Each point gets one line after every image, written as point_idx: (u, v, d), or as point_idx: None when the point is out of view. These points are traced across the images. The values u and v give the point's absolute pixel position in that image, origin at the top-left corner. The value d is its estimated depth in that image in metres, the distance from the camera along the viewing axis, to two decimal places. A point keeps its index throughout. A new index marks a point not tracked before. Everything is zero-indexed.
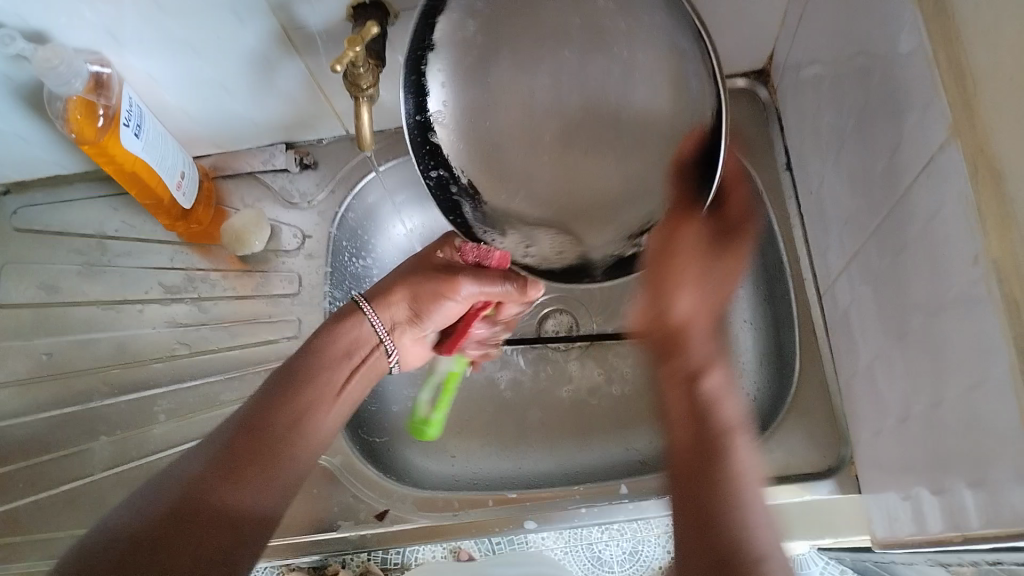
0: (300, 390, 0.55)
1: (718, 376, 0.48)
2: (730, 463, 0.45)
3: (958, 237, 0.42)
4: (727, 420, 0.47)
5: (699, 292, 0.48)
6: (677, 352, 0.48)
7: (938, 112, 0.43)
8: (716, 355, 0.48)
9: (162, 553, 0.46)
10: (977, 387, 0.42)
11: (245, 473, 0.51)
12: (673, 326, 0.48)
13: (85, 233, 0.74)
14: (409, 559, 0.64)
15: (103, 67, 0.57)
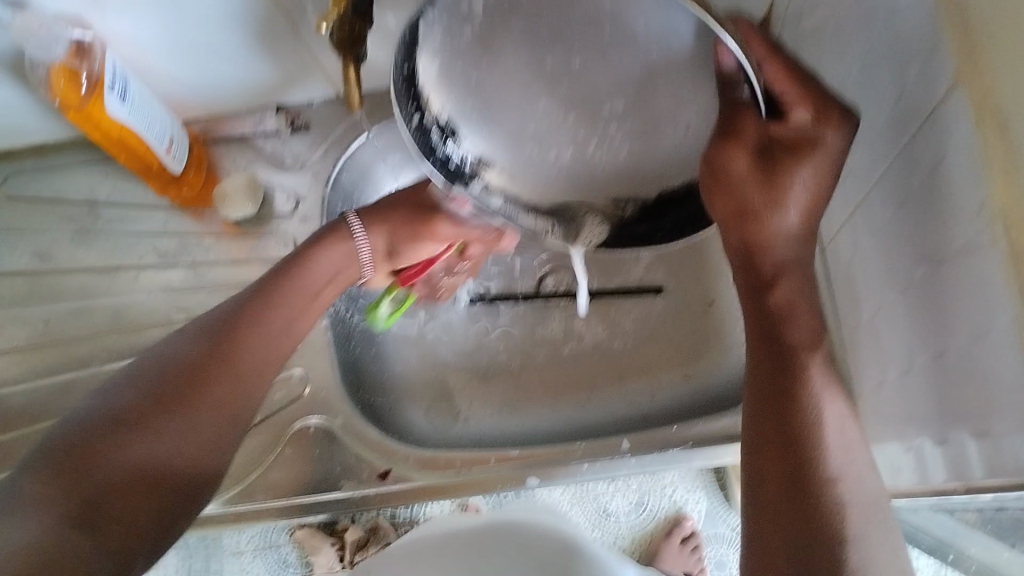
0: (260, 319, 0.54)
1: (787, 289, 0.49)
2: (808, 384, 0.47)
3: (964, 189, 0.41)
4: (805, 329, 0.49)
5: (784, 202, 0.47)
6: (762, 253, 0.49)
7: (944, 61, 0.41)
8: (796, 256, 0.49)
9: (114, 504, 0.44)
10: (982, 340, 0.42)
11: (195, 409, 0.49)
12: (751, 235, 0.49)
13: (77, 199, 0.73)
14: (417, 514, 0.80)
15: (84, 30, 0.56)
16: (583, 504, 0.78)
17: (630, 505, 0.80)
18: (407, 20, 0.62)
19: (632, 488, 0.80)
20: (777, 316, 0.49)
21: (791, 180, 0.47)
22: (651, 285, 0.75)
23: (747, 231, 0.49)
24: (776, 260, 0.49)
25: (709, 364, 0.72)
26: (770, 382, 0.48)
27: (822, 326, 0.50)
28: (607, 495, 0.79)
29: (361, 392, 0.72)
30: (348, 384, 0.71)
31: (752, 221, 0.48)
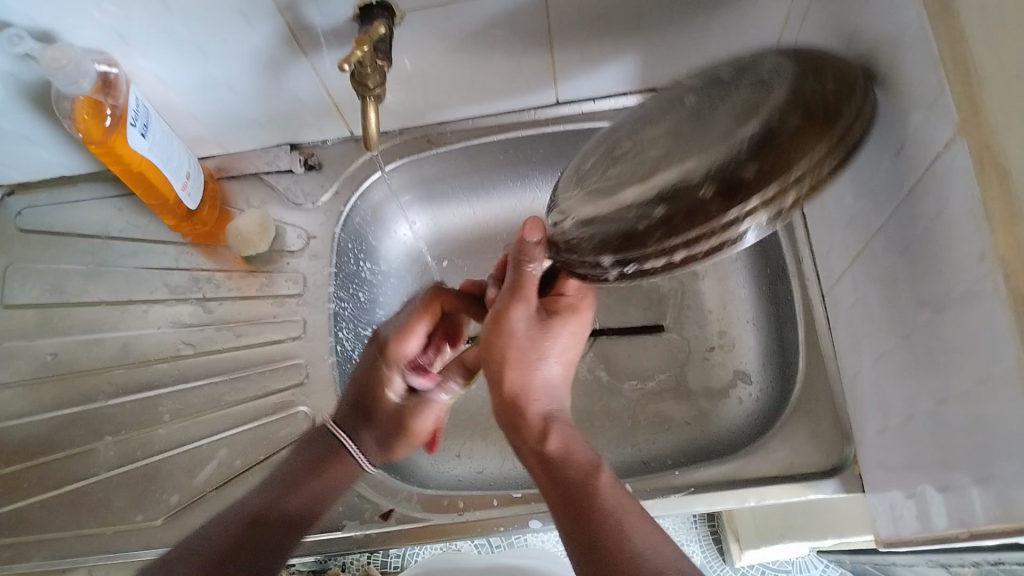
0: (284, 497, 0.58)
1: (557, 437, 0.54)
2: (600, 502, 0.49)
3: (965, 233, 0.42)
4: (588, 462, 0.52)
5: (527, 350, 0.56)
6: (537, 402, 0.56)
7: (944, 111, 0.43)
8: (552, 419, 0.55)
9: None
10: (983, 384, 0.42)
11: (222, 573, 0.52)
12: (519, 376, 0.56)
13: (90, 233, 0.74)
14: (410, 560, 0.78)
15: (110, 67, 0.58)
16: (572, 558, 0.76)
17: None
18: (422, 66, 0.64)
19: None
20: (553, 459, 0.52)
21: (553, 348, 0.56)
22: (653, 322, 0.77)
23: (484, 342, 0.57)
24: (542, 411, 0.56)
25: (711, 411, 0.72)
26: (567, 514, 0.49)
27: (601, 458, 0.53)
28: None
29: None
30: None
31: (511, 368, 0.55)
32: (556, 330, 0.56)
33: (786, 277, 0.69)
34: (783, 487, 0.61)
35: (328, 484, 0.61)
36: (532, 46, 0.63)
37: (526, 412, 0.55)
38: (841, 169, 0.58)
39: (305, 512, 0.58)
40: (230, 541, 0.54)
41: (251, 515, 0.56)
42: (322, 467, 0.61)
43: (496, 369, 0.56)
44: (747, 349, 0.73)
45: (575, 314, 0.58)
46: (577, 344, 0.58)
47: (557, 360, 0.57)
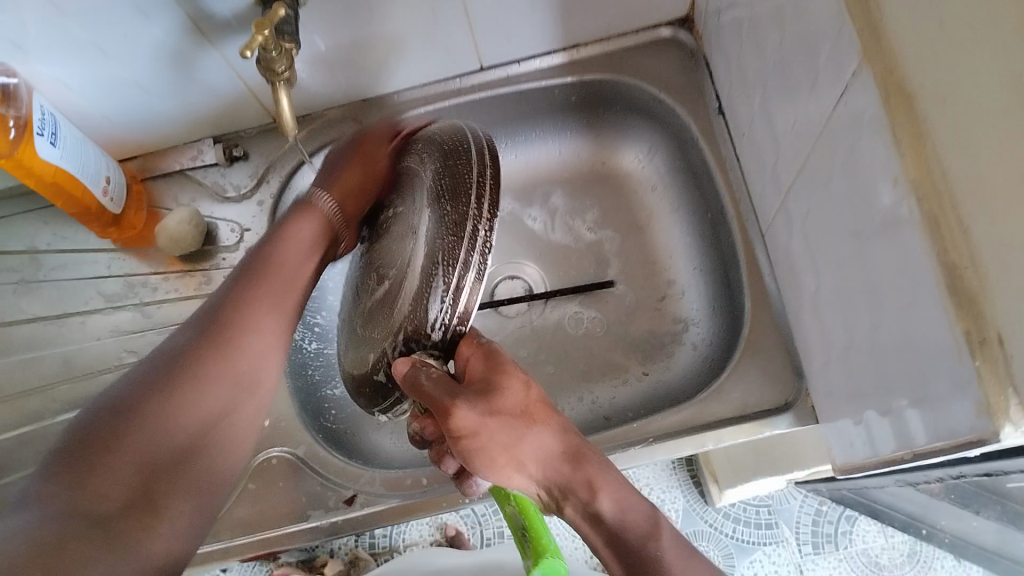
0: (262, 283, 0.52)
1: (609, 495, 0.44)
2: (652, 539, 0.44)
3: (879, 161, 0.42)
4: (646, 517, 0.45)
5: (496, 442, 0.45)
6: (551, 478, 0.45)
7: (849, 39, 0.43)
8: (598, 480, 0.45)
9: (116, 455, 0.41)
10: (910, 308, 0.43)
11: (200, 377, 0.46)
12: (515, 463, 0.45)
13: (16, 249, 0.72)
14: (396, 541, 0.85)
15: (9, 76, 0.56)
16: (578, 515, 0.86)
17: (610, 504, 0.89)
18: (335, 43, 0.63)
19: None
20: (607, 522, 0.44)
21: (524, 392, 0.47)
22: (603, 279, 0.76)
23: (461, 456, 0.46)
24: (558, 480, 0.45)
25: (665, 361, 0.72)
26: (625, 559, 0.43)
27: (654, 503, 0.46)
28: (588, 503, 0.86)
29: (321, 418, 0.71)
30: (307, 413, 0.70)
31: (525, 426, 0.46)
32: (504, 399, 0.46)
33: (725, 221, 0.69)
34: (740, 427, 0.61)
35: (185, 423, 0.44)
36: (445, 12, 0.62)
37: (554, 473, 0.45)
38: (764, 107, 0.58)
39: (172, 456, 0.43)
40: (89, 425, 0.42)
41: (109, 404, 0.43)
42: (224, 336, 0.48)
43: (490, 471, 0.45)
44: (695, 297, 0.73)
45: (506, 371, 0.48)
46: (526, 394, 0.47)
47: (537, 426, 0.46)
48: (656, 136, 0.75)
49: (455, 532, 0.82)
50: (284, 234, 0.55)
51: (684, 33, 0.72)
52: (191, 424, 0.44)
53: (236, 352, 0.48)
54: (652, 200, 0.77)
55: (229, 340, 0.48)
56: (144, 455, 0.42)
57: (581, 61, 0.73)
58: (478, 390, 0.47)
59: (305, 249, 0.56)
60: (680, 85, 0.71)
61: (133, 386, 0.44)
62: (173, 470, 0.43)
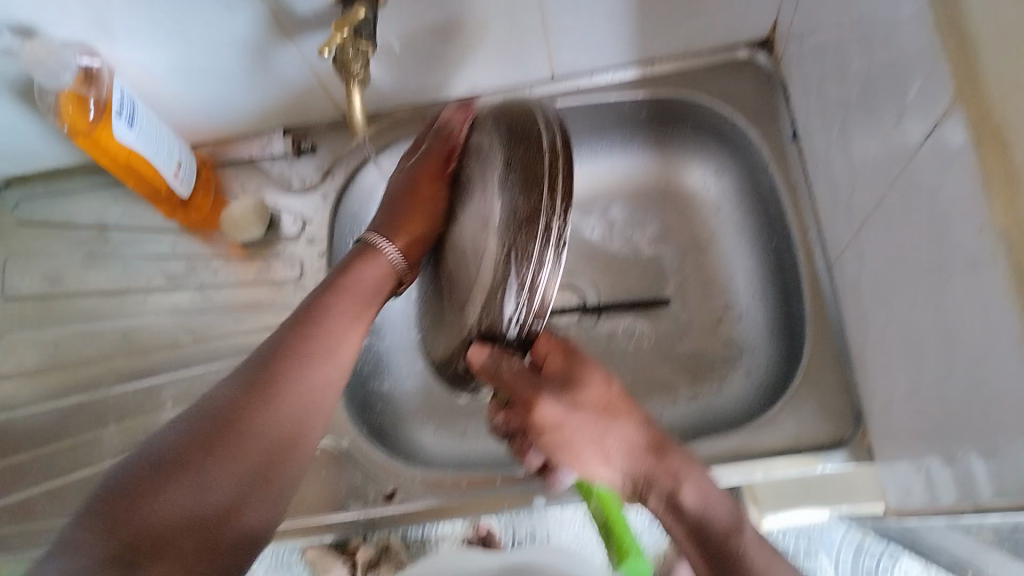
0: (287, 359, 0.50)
1: (693, 487, 0.50)
2: (730, 539, 0.48)
3: (965, 208, 0.41)
4: (727, 511, 0.50)
5: (579, 437, 0.51)
6: (638, 467, 0.51)
7: (941, 80, 0.41)
8: (683, 468, 0.50)
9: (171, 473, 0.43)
10: (987, 359, 0.41)
11: (215, 454, 0.45)
12: (603, 454, 0.51)
13: (87, 223, 0.74)
14: (429, 534, 0.68)
15: (92, 58, 0.57)
16: None
17: None
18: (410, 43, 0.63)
19: None
20: (689, 511, 0.49)
21: (598, 390, 0.53)
22: (659, 297, 0.75)
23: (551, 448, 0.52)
24: (644, 471, 0.51)
25: (717, 384, 0.71)
26: (706, 554, 0.49)
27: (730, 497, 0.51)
28: None
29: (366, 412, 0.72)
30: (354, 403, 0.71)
31: (608, 422, 0.51)
32: (584, 391, 0.52)
33: (791, 248, 0.67)
34: (792, 460, 0.60)
35: (253, 443, 0.47)
36: (522, 18, 0.61)
37: (640, 462, 0.51)
38: (842, 138, 0.57)
39: (222, 505, 0.44)
40: (186, 440, 0.45)
41: (160, 460, 0.44)
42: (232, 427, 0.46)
43: (580, 461, 0.51)
44: (752, 322, 0.72)
45: (586, 366, 0.54)
46: (602, 388, 0.53)
47: (618, 418, 0.52)
48: (726, 157, 0.73)
49: (490, 533, 0.68)
50: (310, 318, 0.53)
51: (762, 53, 0.71)
52: (260, 450, 0.47)
53: (281, 401, 0.49)
54: (717, 219, 0.76)
55: (274, 385, 0.49)
56: (168, 510, 0.42)
57: (653, 77, 0.72)
58: (562, 378, 0.53)
59: (368, 293, 0.56)
60: (756, 106, 0.69)
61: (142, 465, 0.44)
62: (235, 486, 0.45)
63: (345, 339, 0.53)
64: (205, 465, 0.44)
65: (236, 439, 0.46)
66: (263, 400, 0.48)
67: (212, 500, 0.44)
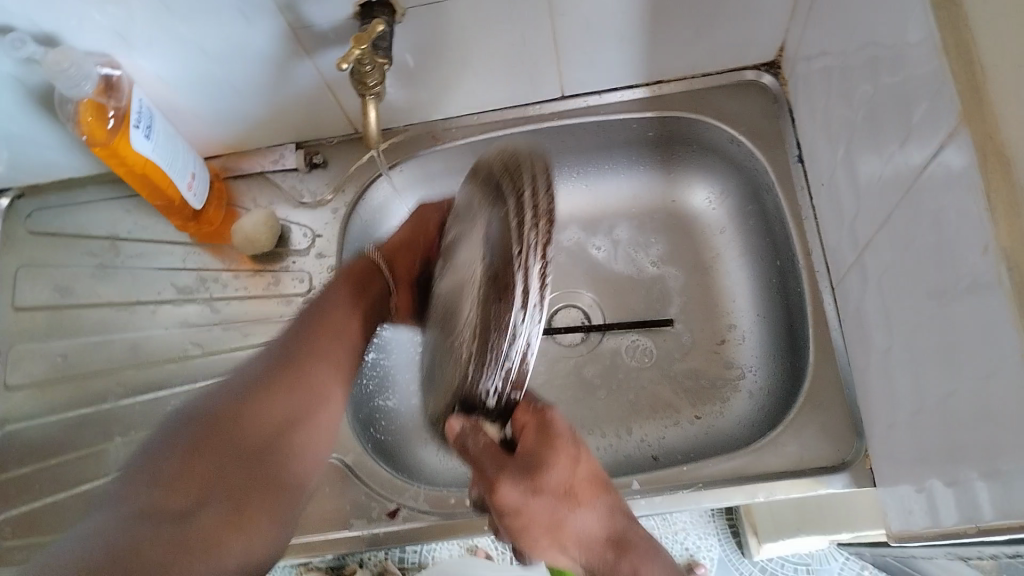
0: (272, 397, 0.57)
1: (646, 565, 0.54)
2: None
3: (970, 226, 0.42)
4: None
5: (544, 519, 0.53)
6: (595, 557, 0.55)
7: (948, 99, 0.42)
8: (640, 547, 0.55)
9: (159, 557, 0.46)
10: (990, 378, 0.42)
11: (221, 501, 0.51)
12: (558, 538, 0.54)
13: (98, 234, 0.75)
14: (427, 559, 0.76)
15: (114, 69, 0.58)
16: None
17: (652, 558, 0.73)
18: (423, 60, 0.64)
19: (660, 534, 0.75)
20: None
21: (570, 471, 0.53)
22: (663, 318, 0.75)
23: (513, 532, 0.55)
24: (602, 563, 0.55)
25: (719, 406, 0.71)
26: None
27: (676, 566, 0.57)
28: None
29: (371, 429, 0.72)
30: (359, 422, 0.71)
31: (567, 502, 0.53)
32: (552, 479, 0.53)
33: (795, 270, 0.68)
34: (793, 483, 0.60)
35: (240, 488, 0.53)
36: (534, 39, 0.62)
37: (604, 544, 0.54)
38: (848, 160, 0.58)
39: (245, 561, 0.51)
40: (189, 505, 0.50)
41: (158, 480, 0.51)
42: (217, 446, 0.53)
43: (542, 548, 0.54)
44: (756, 344, 0.72)
45: (558, 449, 0.53)
46: (568, 474, 0.53)
47: (582, 506, 0.54)
48: (731, 180, 0.74)
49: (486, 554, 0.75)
50: (288, 365, 0.58)
51: (770, 77, 0.72)
52: (247, 473, 0.53)
53: (262, 465, 0.54)
54: (721, 242, 0.76)
55: (239, 417, 0.55)
56: (211, 533, 0.50)
57: (661, 95, 0.73)
58: (527, 468, 0.52)
59: (324, 388, 0.59)
60: (762, 130, 0.70)
61: (135, 514, 0.48)
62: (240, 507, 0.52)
63: (285, 384, 0.57)
64: (207, 501, 0.51)
65: (259, 496, 0.53)
66: (251, 415, 0.55)
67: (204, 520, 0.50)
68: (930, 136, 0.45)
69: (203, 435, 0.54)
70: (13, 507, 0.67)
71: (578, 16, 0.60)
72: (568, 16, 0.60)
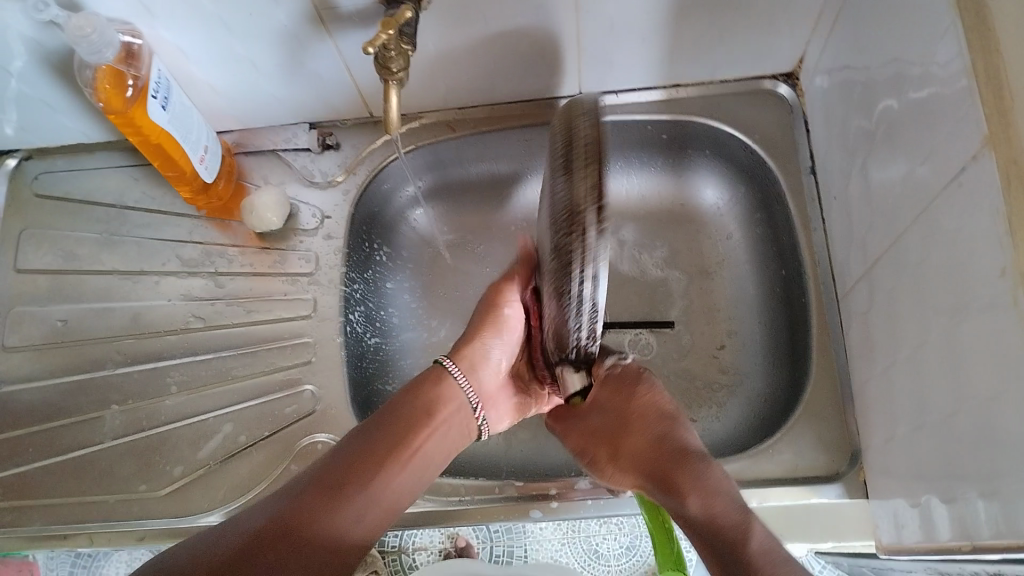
0: (378, 450, 0.54)
1: (698, 500, 0.50)
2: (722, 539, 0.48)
3: (987, 248, 0.42)
4: (735, 518, 0.48)
5: (599, 456, 0.58)
6: (659, 476, 0.53)
7: (973, 121, 0.43)
8: (698, 485, 0.51)
9: (268, 553, 0.46)
10: (997, 399, 0.42)
11: (314, 513, 0.49)
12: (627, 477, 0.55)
13: (106, 202, 0.75)
14: (406, 542, 0.66)
15: (134, 37, 0.58)
16: (574, 545, 0.65)
17: (621, 548, 0.65)
18: (446, 49, 0.63)
19: (624, 530, 0.65)
20: (700, 519, 0.49)
21: (641, 404, 0.57)
22: (663, 319, 0.75)
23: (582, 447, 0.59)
24: (665, 485, 0.52)
25: (714, 409, 0.71)
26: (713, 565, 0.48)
27: (753, 508, 0.49)
28: (598, 535, 0.65)
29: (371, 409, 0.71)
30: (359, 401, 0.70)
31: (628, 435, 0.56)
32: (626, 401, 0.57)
33: (800, 279, 0.68)
34: (786, 490, 0.61)
35: (369, 502, 0.52)
36: (556, 35, 0.62)
37: (670, 486, 0.51)
38: (863, 175, 0.58)
39: (337, 549, 0.49)
40: (299, 506, 0.49)
41: (286, 514, 0.49)
42: (340, 497, 0.51)
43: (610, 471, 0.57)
44: (756, 351, 0.72)
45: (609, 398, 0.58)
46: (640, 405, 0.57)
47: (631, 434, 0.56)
48: (742, 188, 0.75)
49: (469, 546, 0.65)
50: (409, 427, 0.55)
51: (787, 89, 0.72)
52: (320, 554, 0.48)
53: (346, 504, 0.51)
54: (727, 248, 0.76)
55: (369, 460, 0.53)
56: (334, 528, 0.49)
57: (677, 100, 0.73)
58: (592, 408, 0.58)
59: (425, 416, 0.57)
60: (775, 140, 0.70)
61: (276, 528, 0.48)
62: (366, 529, 0.51)
63: (395, 478, 0.54)
64: (334, 511, 0.50)
65: (307, 540, 0.48)
66: (364, 466, 0.53)
67: (342, 530, 0.50)
68: (952, 157, 0.45)
69: (336, 460, 0.53)
70: (4, 469, 0.67)
71: (603, 15, 0.60)
72: (592, 16, 0.60)
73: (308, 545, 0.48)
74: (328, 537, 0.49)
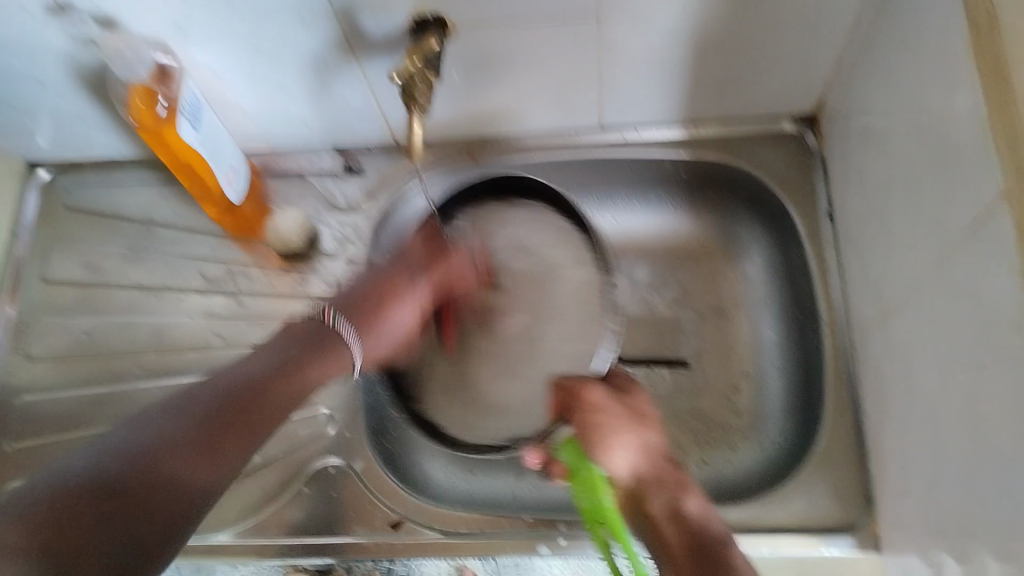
0: (260, 409, 0.47)
1: (696, 502, 0.50)
2: (721, 554, 0.45)
3: (1004, 299, 0.41)
4: (722, 532, 0.48)
5: (596, 430, 0.52)
6: (652, 469, 0.51)
7: (991, 170, 0.42)
8: (690, 485, 0.51)
9: (127, 502, 0.39)
10: (1011, 453, 0.41)
11: (169, 463, 0.41)
12: (625, 449, 0.52)
13: (134, 218, 0.76)
14: (414, 572, 0.64)
15: (168, 58, 0.59)
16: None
17: None
18: (469, 80, 0.64)
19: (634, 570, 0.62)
20: (691, 520, 0.48)
21: (613, 402, 0.54)
22: (676, 357, 0.74)
23: (585, 420, 0.53)
24: (657, 474, 0.51)
25: (727, 452, 0.70)
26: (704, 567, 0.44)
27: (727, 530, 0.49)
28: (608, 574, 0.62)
29: (382, 434, 0.71)
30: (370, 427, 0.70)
31: (629, 433, 0.52)
32: (631, 399, 0.55)
33: (817, 322, 0.67)
34: (797, 539, 0.60)
35: (242, 442, 0.45)
36: (576, 69, 0.63)
37: (660, 493, 0.50)
38: (881, 219, 0.57)
39: (189, 484, 0.42)
40: (133, 472, 0.40)
41: (147, 449, 0.41)
42: (200, 446, 0.43)
43: (607, 443, 0.51)
44: (771, 394, 0.71)
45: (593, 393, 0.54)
46: (646, 406, 0.56)
47: (636, 430, 0.53)
48: (762, 228, 0.74)
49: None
50: (297, 369, 0.51)
51: (809, 133, 0.71)
52: (157, 510, 0.40)
53: (215, 459, 0.44)
54: (745, 289, 0.75)
55: (250, 408, 0.47)
56: (189, 481, 0.42)
57: (699, 138, 0.73)
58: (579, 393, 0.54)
59: (310, 378, 0.52)
60: (795, 181, 0.70)
61: (134, 458, 0.41)
62: (210, 478, 0.43)
63: (251, 426, 0.46)
64: (210, 460, 0.43)
65: (132, 506, 0.39)
66: (222, 430, 0.45)
67: (181, 478, 0.41)
68: (971, 205, 0.44)
69: (216, 407, 0.46)
70: (22, 478, 0.68)
71: (625, 51, 0.61)
72: (616, 52, 0.60)
73: (143, 488, 0.40)
74: (200, 488, 0.42)
